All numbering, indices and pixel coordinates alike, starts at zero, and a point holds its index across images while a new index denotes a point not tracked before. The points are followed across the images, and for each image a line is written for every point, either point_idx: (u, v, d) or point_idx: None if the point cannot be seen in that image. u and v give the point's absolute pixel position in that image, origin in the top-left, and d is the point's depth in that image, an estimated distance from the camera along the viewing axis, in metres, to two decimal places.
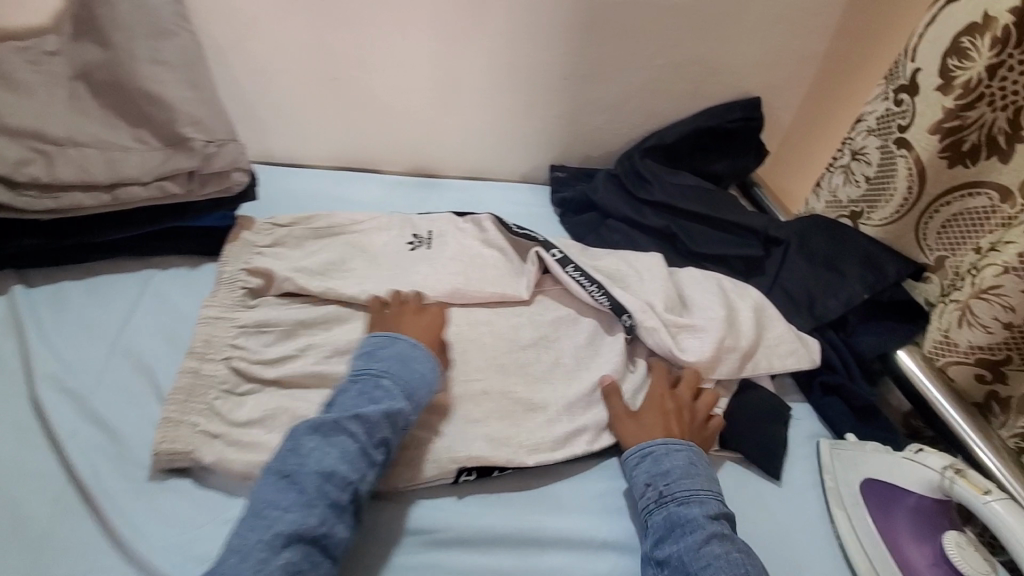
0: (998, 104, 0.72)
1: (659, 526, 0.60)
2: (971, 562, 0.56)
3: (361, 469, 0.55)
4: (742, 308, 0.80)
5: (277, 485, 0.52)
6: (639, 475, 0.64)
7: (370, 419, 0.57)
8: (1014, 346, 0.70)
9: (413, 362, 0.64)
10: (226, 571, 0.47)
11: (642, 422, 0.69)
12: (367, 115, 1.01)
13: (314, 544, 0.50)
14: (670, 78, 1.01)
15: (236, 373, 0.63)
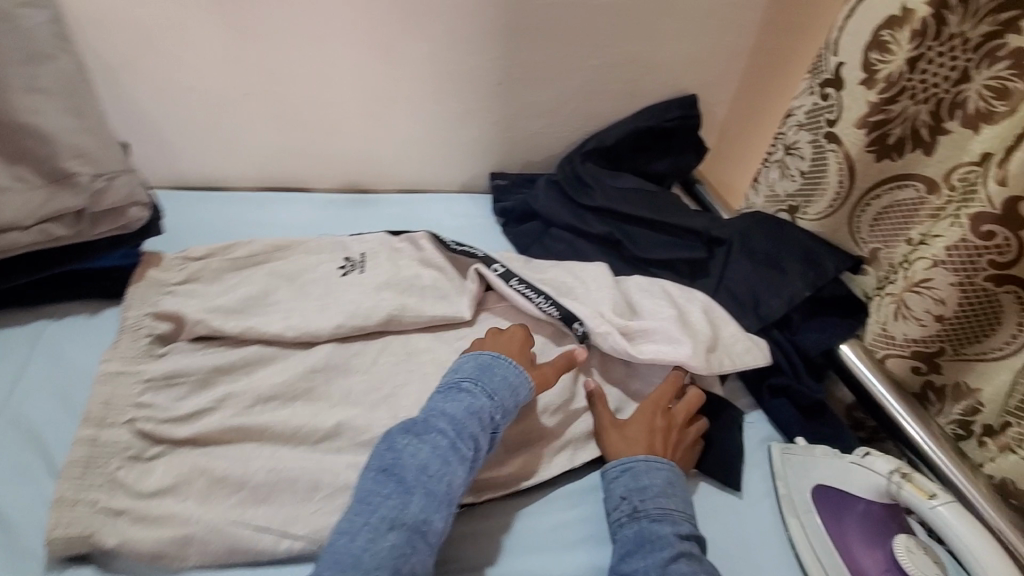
0: (919, 97, 0.73)
1: (628, 542, 0.59)
2: (918, 564, 0.56)
3: (455, 464, 0.55)
4: (692, 309, 0.79)
5: (378, 478, 0.54)
6: (615, 488, 0.63)
7: (456, 417, 0.58)
8: (946, 338, 0.71)
9: (495, 368, 0.65)
10: (336, 551, 0.49)
11: (629, 435, 0.67)
12: (290, 129, 0.94)
13: (415, 531, 0.51)
14: (606, 78, 0.99)
15: (141, 437, 0.58)
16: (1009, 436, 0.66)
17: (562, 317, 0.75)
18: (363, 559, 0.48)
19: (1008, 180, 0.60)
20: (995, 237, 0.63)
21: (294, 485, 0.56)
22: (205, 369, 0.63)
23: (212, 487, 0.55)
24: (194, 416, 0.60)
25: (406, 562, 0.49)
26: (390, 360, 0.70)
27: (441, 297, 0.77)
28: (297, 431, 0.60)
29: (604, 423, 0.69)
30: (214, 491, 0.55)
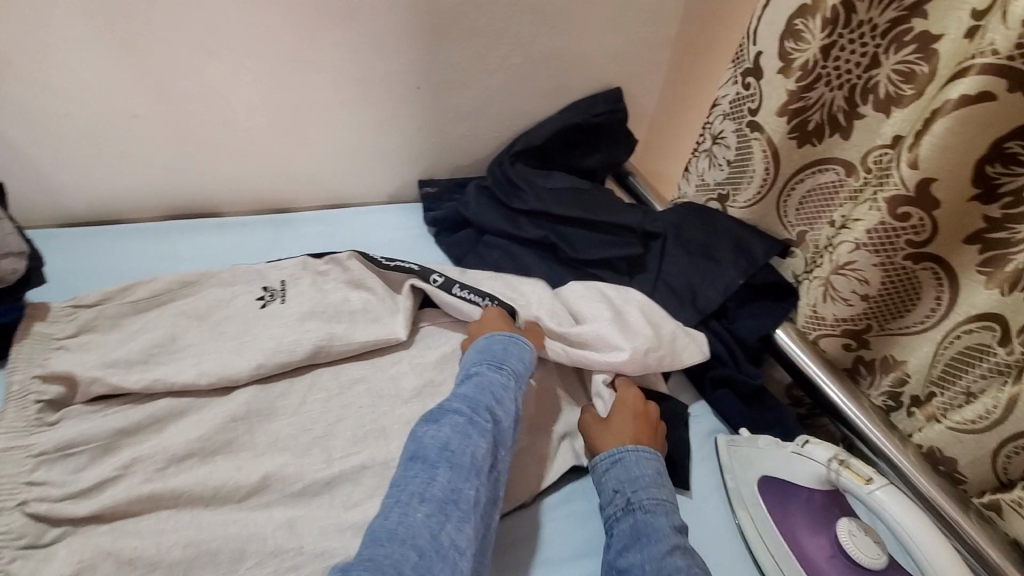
0: (833, 83, 0.74)
1: (625, 535, 0.59)
2: (863, 548, 0.57)
3: (475, 436, 0.57)
4: (631, 309, 0.77)
5: (407, 464, 0.55)
6: (608, 482, 0.64)
7: (469, 396, 0.60)
8: (872, 315, 0.73)
9: (496, 345, 0.67)
10: (374, 530, 0.50)
11: (614, 425, 0.68)
12: (194, 150, 0.87)
13: (446, 501, 0.52)
14: (530, 76, 0.96)
15: (34, 521, 0.52)
16: (935, 404, 0.68)
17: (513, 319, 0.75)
18: (399, 530, 0.50)
19: (919, 163, 0.61)
20: (910, 218, 0.64)
21: (214, 557, 0.53)
22: (107, 432, 0.58)
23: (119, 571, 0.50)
24: (91, 489, 0.55)
25: (442, 530, 0.50)
26: (320, 397, 0.66)
27: (373, 318, 0.73)
28: (218, 490, 0.57)
29: (589, 419, 0.70)
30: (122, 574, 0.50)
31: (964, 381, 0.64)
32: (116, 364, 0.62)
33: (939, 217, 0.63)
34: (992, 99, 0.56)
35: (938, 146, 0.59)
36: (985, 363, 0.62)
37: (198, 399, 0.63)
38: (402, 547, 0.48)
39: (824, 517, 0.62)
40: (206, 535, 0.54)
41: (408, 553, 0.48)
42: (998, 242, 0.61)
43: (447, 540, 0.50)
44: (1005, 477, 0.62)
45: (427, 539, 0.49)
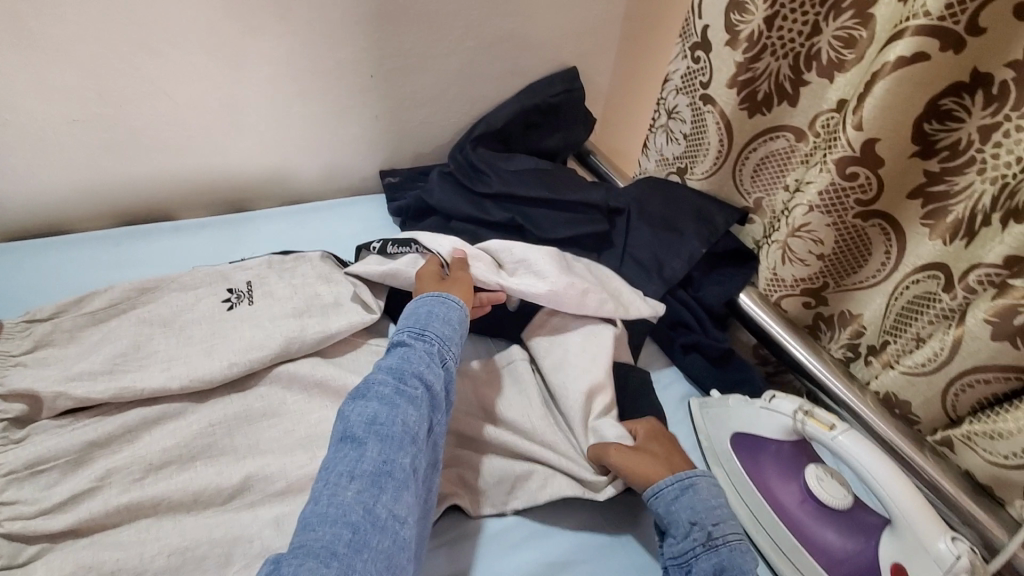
0: (779, 53, 0.76)
1: (712, 574, 0.54)
2: (831, 490, 0.61)
3: (403, 405, 0.56)
4: (576, 263, 0.80)
5: (335, 445, 0.54)
6: (683, 512, 0.58)
7: (395, 366, 0.59)
8: (828, 273, 0.76)
9: (422, 312, 0.66)
10: (306, 513, 0.49)
11: (652, 452, 0.64)
12: (142, 153, 0.84)
13: (379, 474, 0.52)
14: (484, 59, 0.96)
15: (9, 541, 0.51)
16: (889, 351, 0.71)
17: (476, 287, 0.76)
18: (332, 511, 0.49)
19: (863, 125, 0.64)
20: (858, 177, 0.67)
21: (200, 563, 0.52)
22: (77, 446, 0.56)
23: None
24: (61, 503, 0.53)
25: (378, 502, 0.50)
26: (296, 394, 0.65)
27: (344, 312, 0.72)
28: (198, 495, 0.56)
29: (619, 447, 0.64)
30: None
31: (914, 328, 0.68)
32: (79, 378, 0.60)
33: (884, 174, 0.66)
34: (927, 58, 0.58)
35: (880, 107, 0.62)
36: (932, 310, 0.65)
37: (169, 403, 0.62)
38: (335, 527, 0.48)
39: (792, 465, 0.65)
40: (191, 541, 0.53)
41: (342, 531, 0.48)
42: (937, 195, 0.64)
43: (382, 512, 0.50)
44: (955, 415, 0.66)
45: (361, 515, 0.49)
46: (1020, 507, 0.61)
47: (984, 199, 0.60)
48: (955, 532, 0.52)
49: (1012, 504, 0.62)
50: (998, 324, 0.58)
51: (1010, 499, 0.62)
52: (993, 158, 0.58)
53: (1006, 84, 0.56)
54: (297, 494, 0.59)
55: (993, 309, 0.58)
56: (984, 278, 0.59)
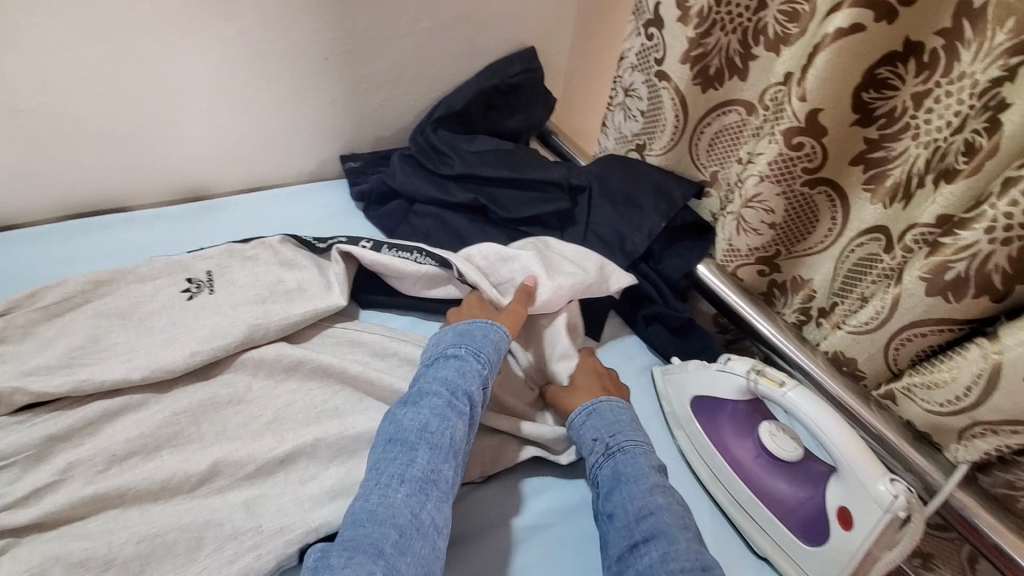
0: (728, 28, 0.78)
1: (607, 479, 0.62)
2: (783, 444, 0.65)
3: (454, 419, 0.58)
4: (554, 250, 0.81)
5: (386, 446, 0.56)
6: (585, 432, 0.66)
7: (449, 379, 0.61)
8: (779, 241, 0.79)
9: (473, 331, 0.68)
10: (353, 511, 0.52)
11: (579, 389, 0.71)
12: (90, 143, 0.81)
13: (426, 481, 0.54)
14: (440, 40, 0.95)
15: None
16: (838, 313, 0.75)
17: (441, 265, 0.77)
18: (379, 511, 0.51)
19: (807, 96, 0.66)
20: (803, 147, 0.70)
21: (171, 549, 0.52)
22: (39, 440, 0.55)
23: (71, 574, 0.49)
24: (24, 498, 0.52)
25: (423, 509, 0.52)
26: (263, 379, 0.65)
27: (307, 297, 0.72)
28: (166, 483, 0.56)
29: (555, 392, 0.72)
30: None
31: (859, 288, 0.72)
32: (36, 373, 0.59)
33: (827, 143, 0.69)
34: (863, 29, 0.61)
35: (821, 78, 0.65)
36: (874, 270, 0.70)
37: (132, 394, 0.61)
38: (382, 527, 0.50)
39: (747, 423, 0.69)
40: (162, 529, 0.53)
41: (389, 532, 0.50)
42: (877, 161, 0.68)
43: (427, 519, 0.52)
44: (895, 368, 0.70)
45: (407, 519, 0.51)
46: (955, 450, 0.66)
47: (918, 163, 0.64)
48: (894, 475, 0.56)
49: (948, 448, 0.66)
50: (931, 281, 0.61)
51: (946, 443, 0.66)
52: (925, 123, 0.62)
53: (936, 51, 0.60)
54: (268, 477, 0.60)
55: (925, 267, 0.61)
56: (920, 237, 0.63)
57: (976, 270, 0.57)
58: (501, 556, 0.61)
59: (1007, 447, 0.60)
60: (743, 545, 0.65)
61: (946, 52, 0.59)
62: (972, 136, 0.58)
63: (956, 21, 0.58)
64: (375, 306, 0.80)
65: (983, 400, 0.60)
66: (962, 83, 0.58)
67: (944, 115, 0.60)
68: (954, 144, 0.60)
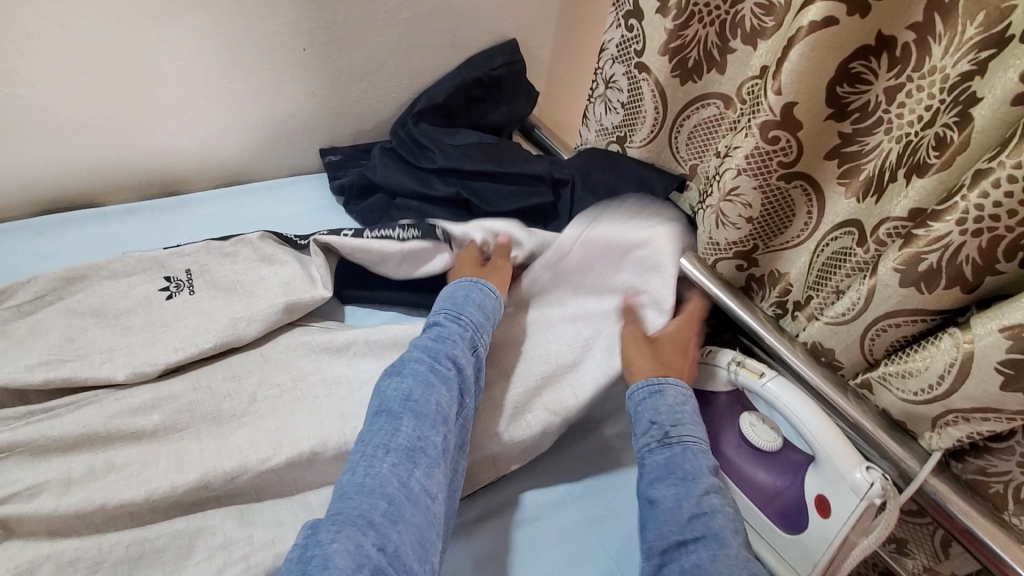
0: (705, 20, 0.79)
1: (659, 466, 0.61)
2: (762, 435, 0.64)
3: (438, 387, 0.60)
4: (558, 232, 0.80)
5: (373, 419, 0.58)
6: (644, 413, 0.65)
7: (430, 348, 0.64)
8: (757, 235, 0.80)
9: (462, 296, 0.70)
10: (344, 481, 0.54)
11: (657, 349, 0.71)
12: (64, 136, 0.79)
13: (413, 450, 0.56)
14: (421, 31, 0.94)
15: None
16: (813, 305, 0.76)
17: (425, 236, 0.76)
18: (367, 482, 0.53)
19: (782, 89, 0.66)
20: (779, 141, 0.70)
21: (159, 553, 0.52)
22: (21, 442, 0.55)
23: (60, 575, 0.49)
24: (5, 502, 0.51)
25: (411, 477, 0.54)
26: (244, 378, 0.64)
27: (289, 290, 0.71)
28: (150, 486, 0.55)
29: (633, 335, 0.73)
30: None
31: (834, 281, 0.72)
32: (14, 374, 0.58)
33: (802, 137, 0.70)
34: (837, 23, 0.61)
35: (796, 72, 0.65)
36: (849, 263, 0.70)
37: (113, 394, 0.60)
38: (371, 497, 0.52)
39: (726, 413, 0.70)
40: (148, 531, 0.52)
41: (377, 502, 0.52)
42: (852, 155, 0.69)
43: (416, 487, 0.54)
44: (872, 358, 0.71)
45: (396, 487, 0.53)
46: (929, 438, 0.67)
47: (891, 156, 0.65)
48: (869, 462, 0.57)
49: (922, 435, 0.68)
50: (905, 272, 0.61)
51: (920, 431, 0.68)
52: (897, 117, 0.63)
53: (907, 45, 0.61)
54: (254, 476, 0.59)
55: (899, 259, 0.62)
56: (893, 231, 0.64)
57: (947, 262, 0.58)
58: (489, 552, 0.61)
59: (980, 434, 0.61)
60: None
61: (917, 46, 0.60)
62: (942, 131, 0.59)
63: (927, 15, 0.59)
64: (358, 301, 0.79)
65: (956, 388, 0.61)
66: (933, 77, 0.59)
67: (915, 109, 0.61)
68: (925, 138, 0.60)
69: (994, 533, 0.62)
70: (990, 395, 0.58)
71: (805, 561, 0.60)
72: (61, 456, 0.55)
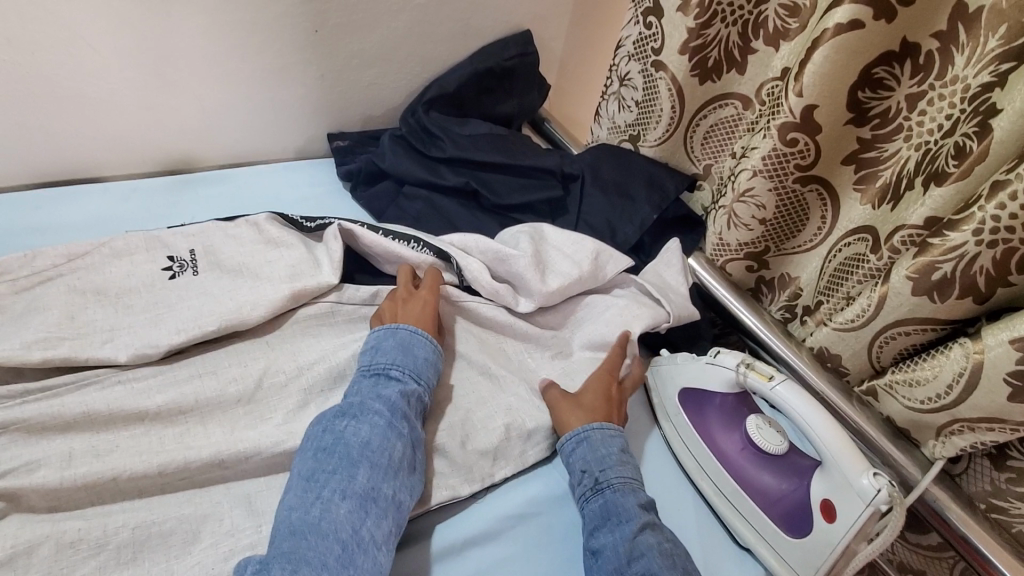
0: (728, 19, 0.78)
1: (595, 515, 0.60)
2: (768, 437, 0.65)
3: (394, 438, 0.56)
4: (585, 255, 0.78)
5: (321, 459, 0.54)
6: (575, 462, 0.64)
7: (390, 399, 0.59)
8: (768, 238, 0.80)
9: (414, 347, 0.64)
10: (291, 519, 0.50)
11: (584, 403, 0.67)
12: (66, 107, 0.77)
13: (367, 498, 0.53)
14: (434, 18, 0.93)
15: None
16: (822, 310, 0.76)
17: (438, 256, 0.76)
18: (322, 525, 0.50)
19: (804, 91, 0.66)
20: (798, 143, 0.70)
21: (165, 540, 0.51)
22: (19, 418, 0.53)
23: (60, 555, 0.48)
24: (4, 477, 0.50)
25: (363, 525, 0.51)
26: (248, 359, 0.63)
27: (295, 275, 0.70)
28: (164, 468, 0.54)
29: (558, 398, 0.68)
30: (65, 557, 0.48)
31: (846, 287, 0.72)
32: (11, 350, 0.56)
33: (821, 140, 0.69)
34: (863, 26, 0.61)
35: (819, 74, 0.64)
36: (861, 270, 0.70)
37: (115, 374, 0.59)
38: (325, 541, 0.49)
39: (734, 415, 0.69)
40: (157, 516, 0.52)
41: (332, 546, 0.49)
42: (869, 161, 0.69)
43: (367, 535, 0.51)
44: (879, 366, 0.71)
45: (349, 534, 0.50)
46: (932, 446, 0.67)
47: (909, 164, 0.65)
48: (876, 469, 0.57)
49: (925, 444, 0.68)
50: (918, 280, 0.61)
51: (923, 439, 0.68)
52: (917, 125, 0.63)
53: (931, 53, 0.61)
54: (263, 465, 0.58)
55: (913, 266, 0.61)
56: (907, 238, 0.64)
57: (962, 272, 0.58)
58: (492, 549, 0.61)
59: (983, 443, 0.61)
60: (728, 537, 0.66)
61: (941, 55, 0.60)
62: (962, 140, 0.58)
63: (951, 24, 0.59)
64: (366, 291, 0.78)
65: (963, 397, 0.61)
66: (955, 87, 0.59)
67: (935, 118, 0.61)
68: (945, 148, 0.60)
69: (1007, 559, 0.61)
70: (997, 406, 0.58)
71: (805, 564, 0.60)
72: (64, 436, 0.54)
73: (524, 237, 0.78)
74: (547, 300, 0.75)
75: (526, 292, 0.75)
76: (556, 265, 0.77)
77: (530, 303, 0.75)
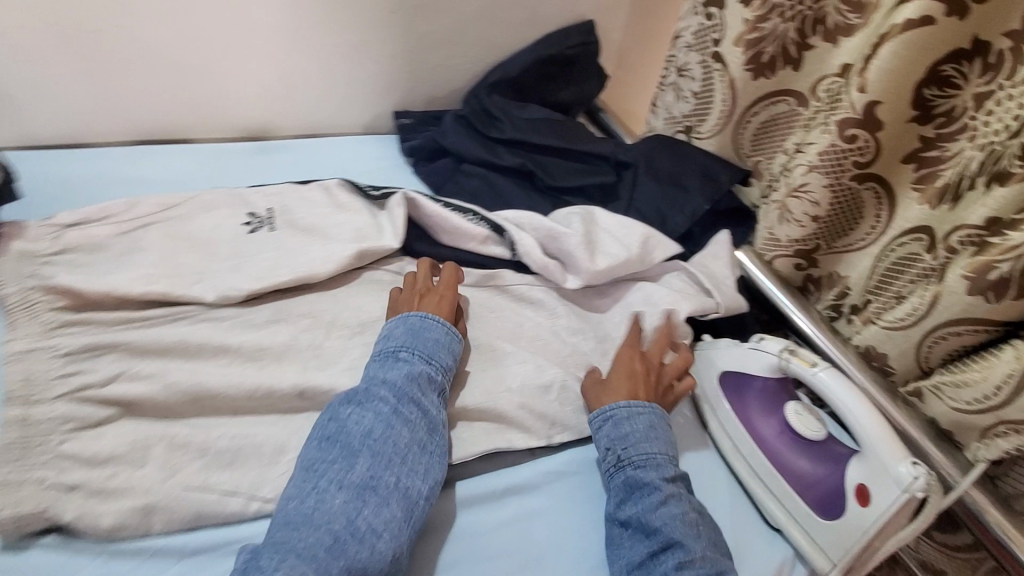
0: (787, 15, 0.77)
1: (619, 489, 0.62)
2: (808, 424, 0.66)
3: (397, 427, 0.58)
4: (633, 240, 0.80)
5: (325, 447, 0.56)
6: (601, 441, 0.65)
7: (396, 384, 0.60)
8: (821, 235, 0.80)
9: (426, 331, 0.66)
10: (289, 512, 0.52)
11: (614, 385, 0.69)
12: (164, 70, 0.84)
13: (364, 487, 0.54)
14: (501, 4, 0.96)
15: (76, 405, 0.55)
16: (870, 309, 0.76)
17: (493, 231, 0.80)
18: (316, 515, 0.51)
19: (867, 87, 0.67)
20: (857, 140, 0.70)
21: (250, 457, 0.58)
22: (126, 340, 0.59)
23: (172, 454, 0.56)
24: (113, 387, 0.57)
25: (359, 515, 0.52)
26: (318, 308, 0.69)
27: (361, 237, 0.75)
28: (242, 396, 0.60)
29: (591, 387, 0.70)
30: (177, 455, 0.56)
31: (897, 286, 0.72)
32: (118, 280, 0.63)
33: (882, 138, 0.70)
34: (934, 23, 0.61)
35: (885, 70, 0.65)
36: (914, 269, 0.70)
37: (203, 311, 0.65)
38: (318, 532, 0.50)
39: (774, 401, 0.70)
40: (239, 435, 0.58)
41: (324, 537, 0.50)
42: (931, 160, 0.68)
43: (362, 524, 0.52)
44: (926, 366, 0.70)
45: (342, 525, 0.51)
46: (976, 449, 0.66)
47: (971, 165, 0.63)
48: (915, 458, 0.57)
49: (969, 447, 0.67)
50: (974, 279, 0.61)
51: (967, 442, 0.67)
52: (983, 125, 0.62)
53: (1002, 53, 0.60)
54: None
55: (970, 265, 0.62)
56: (965, 239, 0.64)
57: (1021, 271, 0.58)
58: (534, 505, 0.64)
59: None
60: (759, 517, 0.68)
61: (1013, 53, 0.59)
62: None
63: None
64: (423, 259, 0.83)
65: (1011, 399, 0.61)
66: None
67: (1002, 119, 0.60)
68: (1011, 148, 0.59)
69: None
70: None
71: (836, 546, 0.61)
72: (158, 359, 0.60)
73: (578, 218, 0.81)
74: (596, 277, 0.77)
75: (576, 271, 0.78)
76: (606, 246, 0.79)
77: (581, 280, 0.77)
